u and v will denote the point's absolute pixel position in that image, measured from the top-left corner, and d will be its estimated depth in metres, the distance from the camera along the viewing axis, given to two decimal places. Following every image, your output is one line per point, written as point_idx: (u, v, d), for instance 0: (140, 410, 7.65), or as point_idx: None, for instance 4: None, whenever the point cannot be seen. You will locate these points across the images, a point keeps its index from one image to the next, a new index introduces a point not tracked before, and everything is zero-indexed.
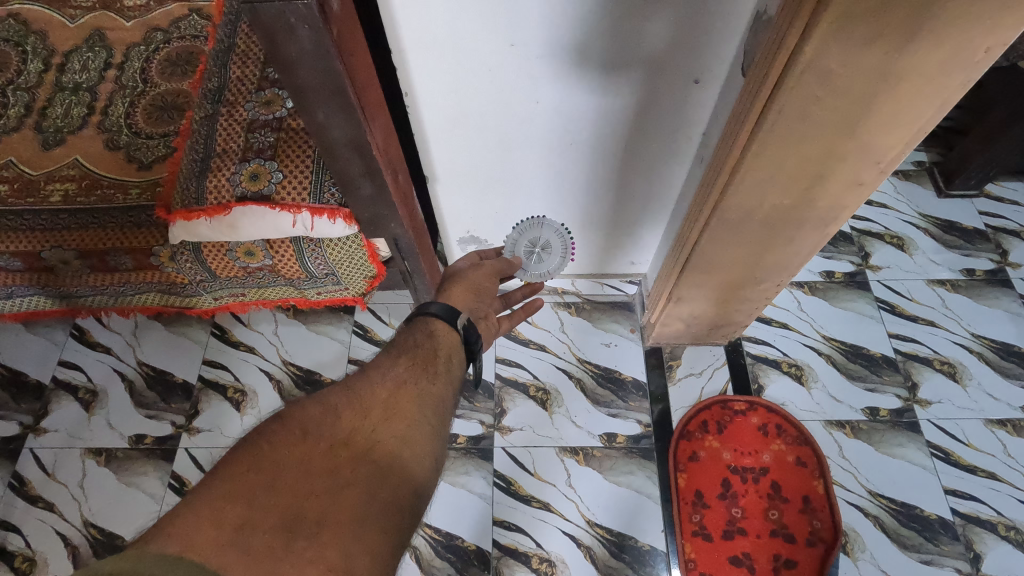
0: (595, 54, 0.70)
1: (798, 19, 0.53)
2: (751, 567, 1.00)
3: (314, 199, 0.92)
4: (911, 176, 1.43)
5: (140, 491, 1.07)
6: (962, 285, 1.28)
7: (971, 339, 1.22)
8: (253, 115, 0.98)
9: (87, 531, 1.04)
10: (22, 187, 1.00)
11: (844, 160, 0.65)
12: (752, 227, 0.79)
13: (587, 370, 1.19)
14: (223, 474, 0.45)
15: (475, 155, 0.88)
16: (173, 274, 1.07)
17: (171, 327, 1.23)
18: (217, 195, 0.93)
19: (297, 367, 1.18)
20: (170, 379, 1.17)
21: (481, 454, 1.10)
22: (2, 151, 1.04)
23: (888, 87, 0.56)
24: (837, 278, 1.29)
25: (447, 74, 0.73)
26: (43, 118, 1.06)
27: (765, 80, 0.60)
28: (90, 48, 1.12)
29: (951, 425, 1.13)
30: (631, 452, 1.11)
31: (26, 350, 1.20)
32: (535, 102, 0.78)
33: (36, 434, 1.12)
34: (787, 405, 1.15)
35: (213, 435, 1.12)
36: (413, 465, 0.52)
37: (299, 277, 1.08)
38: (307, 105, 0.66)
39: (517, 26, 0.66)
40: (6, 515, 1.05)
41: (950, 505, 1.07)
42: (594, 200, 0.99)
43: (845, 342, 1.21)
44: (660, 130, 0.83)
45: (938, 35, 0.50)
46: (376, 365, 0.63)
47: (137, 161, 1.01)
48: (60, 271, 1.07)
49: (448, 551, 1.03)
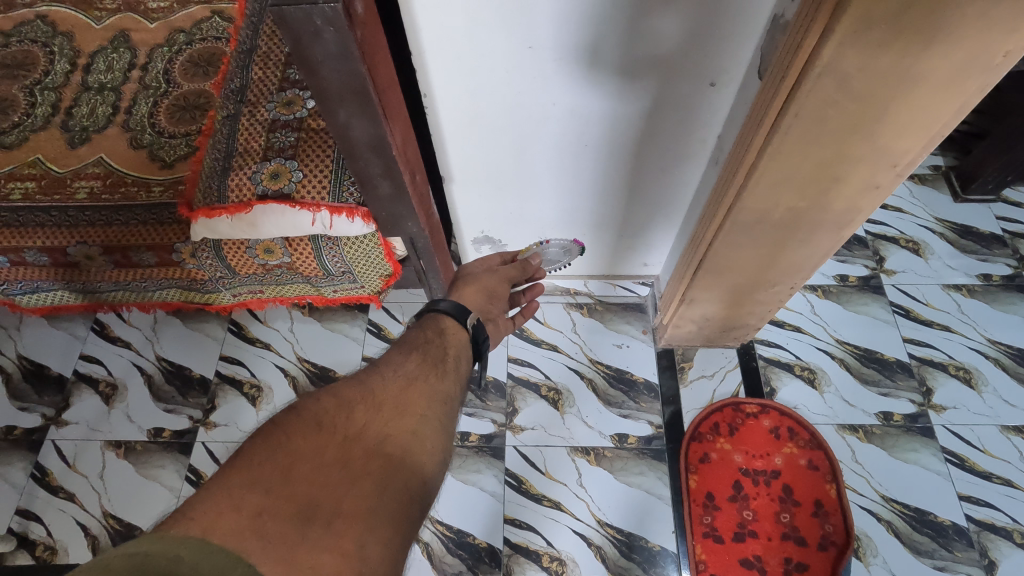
0: (611, 57, 0.71)
1: (815, 21, 0.53)
2: (762, 569, 1.00)
3: (333, 197, 0.94)
4: (927, 180, 1.42)
5: (157, 483, 1.09)
6: (978, 290, 1.27)
7: (987, 344, 1.21)
8: (274, 115, 1.00)
9: (107, 521, 1.06)
10: (49, 184, 1.02)
11: (860, 164, 0.65)
12: (765, 230, 0.79)
13: (598, 370, 1.19)
14: (241, 462, 0.46)
15: (491, 156, 0.89)
16: (194, 271, 1.09)
17: (189, 322, 1.25)
18: (238, 192, 0.95)
19: (312, 364, 1.20)
20: (188, 374, 1.19)
21: (492, 452, 1.11)
22: (29, 148, 1.06)
23: (905, 90, 0.56)
24: (850, 282, 1.28)
25: (465, 75, 0.74)
26: (70, 117, 1.09)
27: (781, 85, 0.61)
28: (115, 49, 1.14)
29: (966, 431, 1.13)
30: (642, 452, 1.11)
31: (49, 344, 1.22)
32: (552, 104, 0.79)
33: (58, 425, 1.14)
34: (799, 408, 1.15)
35: (230, 429, 1.14)
36: (423, 459, 0.53)
37: (316, 274, 1.10)
38: (329, 105, 0.67)
39: (535, 28, 0.67)
40: (28, 505, 1.07)
41: (964, 511, 1.06)
42: (608, 202, 1.00)
43: (859, 346, 1.21)
44: (675, 133, 0.83)
45: (957, 39, 0.51)
46: (387, 360, 0.64)
47: (160, 160, 1.04)
48: (85, 267, 1.09)
49: (459, 547, 1.04)
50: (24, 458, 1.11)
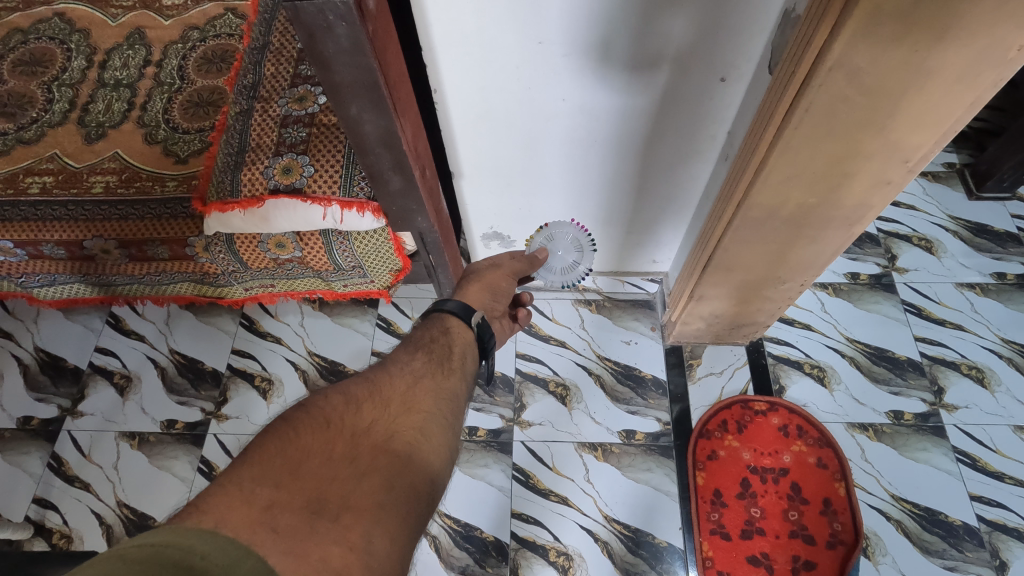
0: (621, 52, 0.71)
1: (828, 15, 0.53)
2: (769, 567, 1.00)
3: (344, 192, 0.95)
4: (941, 177, 1.40)
5: (170, 474, 1.11)
6: (992, 289, 1.26)
7: (1000, 344, 1.20)
8: (286, 110, 1.01)
9: (121, 511, 1.08)
10: (66, 179, 1.04)
11: (871, 159, 0.65)
12: (775, 226, 0.79)
13: (606, 367, 1.19)
14: (253, 455, 0.46)
15: (500, 152, 0.90)
16: (207, 265, 1.11)
17: (201, 317, 1.27)
18: (250, 187, 0.96)
19: (322, 358, 1.21)
20: (200, 367, 1.21)
21: (500, 447, 1.12)
22: (46, 143, 1.08)
23: (918, 84, 0.56)
24: (862, 279, 1.27)
25: (475, 71, 0.74)
26: (86, 112, 1.10)
27: (792, 80, 0.60)
28: (130, 46, 1.16)
29: (978, 430, 1.12)
30: (650, 449, 1.11)
31: (65, 337, 1.25)
32: (561, 100, 0.79)
33: (74, 416, 1.16)
34: (809, 406, 1.14)
35: (241, 422, 1.15)
36: (429, 455, 0.53)
37: (327, 269, 1.11)
38: (341, 99, 0.68)
39: (545, 24, 0.67)
40: (44, 493, 1.09)
41: (976, 511, 1.05)
42: (616, 198, 1.00)
43: (869, 344, 1.20)
44: (684, 129, 0.83)
45: (970, 34, 0.50)
46: (393, 358, 0.65)
47: (175, 155, 1.05)
48: (100, 260, 1.11)
49: (466, 541, 1.04)
50: (41, 448, 1.13)
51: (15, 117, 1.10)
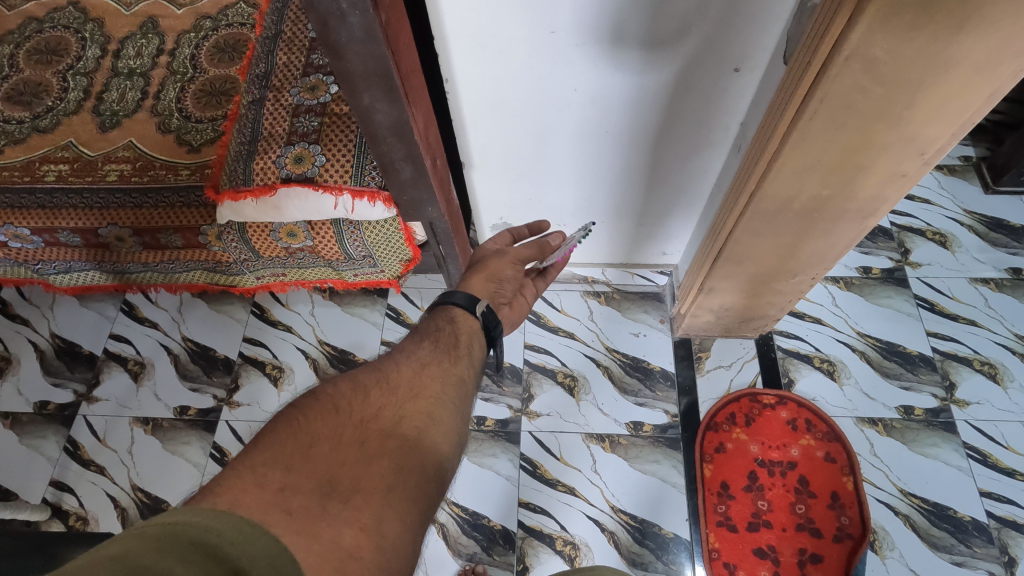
0: (633, 40, 0.70)
1: (844, 5, 0.52)
2: (775, 560, 1.00)
3: (355, 181, 0.95)
4: (956, 171, 1.38)
5: (184, 460, 1.13)
6: (1006, 284, 1.24)
7: (1014, 339, 1.19)
8: (298, 99, 1.02)
9: (135, 494, 1.10)
10: (81, 167, 1.06)
11: (885, 152, 0.65)
12: (788, 218, 0.79)
13: (614, 358, 1.19)
14: (264, 441, 0.46)
15: (511, 141, 0.90)
16: (219, 254, 1.12)
17: (213, 304, 1.28)
18: (263, 176, 0.96)
19: (332, 347, 1.22)
20: (212, 354, 1.22)
21: (507, 437, 1.13)
22: (62, 132, 1.09)
23: (936, 75, 0.55)
24: (874, 274, 1.26)
25: (487, 60, 0.74)
26: (100, 101, 1.12)
27: (806, 70, 0.60)
28: (144, 35, 1.17)
29: (989, 427, 1.11)
30: (657, 441, 1.11)
31: (80, 323, 1.26)
32: (572, 90, 0.79)
33: (89, 401, 1.18)
34: (818, 400, 1.14)
35: (252, 409, 1.17)
36: (437, 440, 0.54)
37: (337, 258, 1.12)
38: (354, 88, 0.68)
39: (556, 12, 0.67)
40: (61, 476, 1.11)
41: (985, 507, 1.04)
42: (626, 189, 0.99)
43: (881, 339, 1.19)
44: (695, 119, 0.83)
45: (989, 24, 0.50)
46: (401, 347, 0.65)
47: (188, 144, 1.07)
48: (115, 248, 1.12)
49: (473, 529, 1.05)
50: (58, 432, 1.15)
51: (31, 105, 1.12)
